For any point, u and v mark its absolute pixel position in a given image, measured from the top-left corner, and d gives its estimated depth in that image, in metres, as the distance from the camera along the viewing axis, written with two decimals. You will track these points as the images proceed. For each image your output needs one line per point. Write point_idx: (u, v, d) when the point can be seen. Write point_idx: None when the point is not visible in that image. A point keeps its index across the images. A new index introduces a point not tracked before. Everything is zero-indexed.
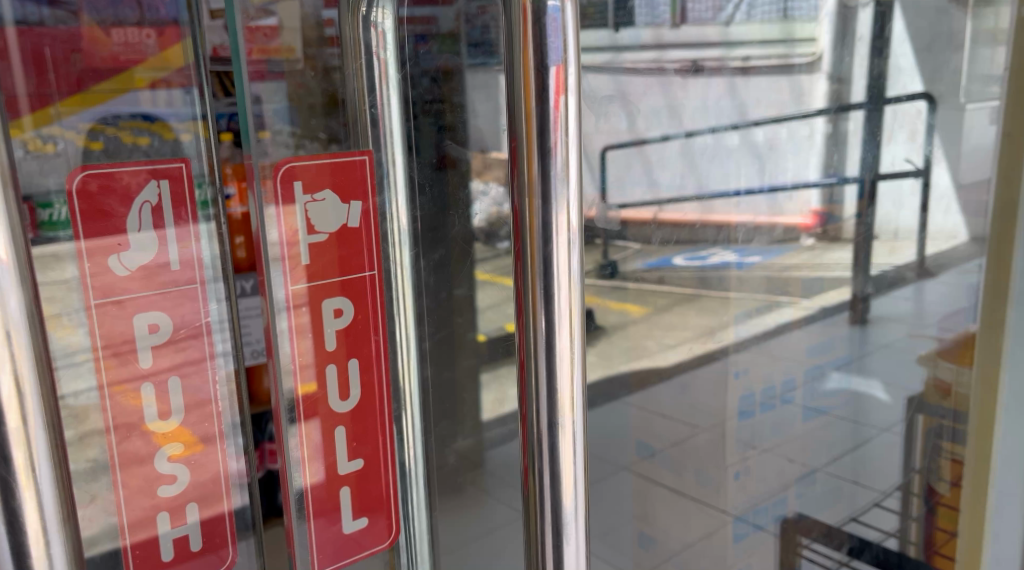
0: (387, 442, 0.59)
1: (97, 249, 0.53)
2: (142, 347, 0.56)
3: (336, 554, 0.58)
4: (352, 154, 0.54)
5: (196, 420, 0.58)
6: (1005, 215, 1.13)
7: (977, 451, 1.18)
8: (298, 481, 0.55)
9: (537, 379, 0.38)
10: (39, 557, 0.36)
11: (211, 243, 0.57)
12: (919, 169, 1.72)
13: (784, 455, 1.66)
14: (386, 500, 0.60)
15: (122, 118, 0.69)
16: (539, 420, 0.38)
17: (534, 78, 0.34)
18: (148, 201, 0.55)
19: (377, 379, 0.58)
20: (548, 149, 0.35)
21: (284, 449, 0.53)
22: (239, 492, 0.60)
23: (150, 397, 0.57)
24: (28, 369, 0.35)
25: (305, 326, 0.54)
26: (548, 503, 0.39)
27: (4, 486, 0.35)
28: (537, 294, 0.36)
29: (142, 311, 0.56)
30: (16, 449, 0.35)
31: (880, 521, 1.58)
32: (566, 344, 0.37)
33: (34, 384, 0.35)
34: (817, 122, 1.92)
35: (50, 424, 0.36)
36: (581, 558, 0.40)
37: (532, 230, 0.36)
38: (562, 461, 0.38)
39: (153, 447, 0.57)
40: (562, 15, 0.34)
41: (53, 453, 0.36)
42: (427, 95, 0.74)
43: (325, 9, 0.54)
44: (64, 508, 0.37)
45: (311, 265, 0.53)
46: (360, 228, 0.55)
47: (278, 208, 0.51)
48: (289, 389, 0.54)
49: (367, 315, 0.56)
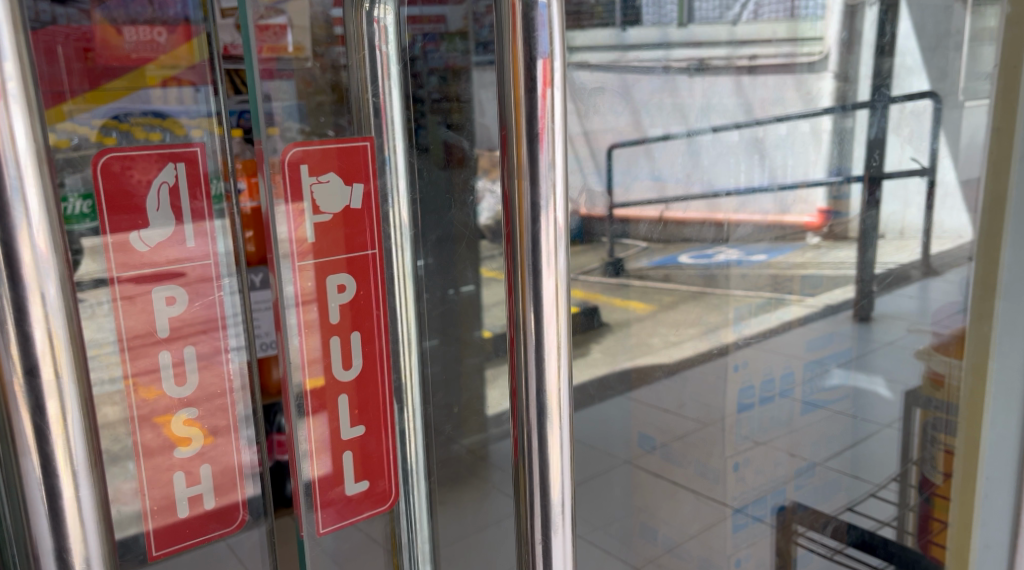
0: (388, 409, 0.63)
1: (119, 234, 0.56)
2: (161, 323, 0.60)
3: (339, 515, 0.62)
4: (353, 141, 0.56)
5: (214, 404, 0.62)
6: (994, 211, 1.12)
7: (967, 440, 1.20)
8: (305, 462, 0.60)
9: (526, 359, 0.40)
10: (70, 503, 0.33)
11: (225, 239, 0.61)
12: (924, 168, 1.78)
13: (783, 449, 1.64)
14: (387, 465, 0.64)
15: (133, 116, 0.76)
16: (529, 395, 0.41)
17: (522, 69, 0.37)
18: (166, 182, 0.58)
19: (380, 352, 0.61)
20: (535, 135, 0.38)
21: (292, 440, 0.51)
22: (251, 480, 0.65)
23: (169, 373, 0.60)
24: (64, 344, 0.32)
25: (310, 301, 0.57)
26: (535, 474, 0.41)
27: (40, 461, 0.32)
28: (525, 270, 0.39)
29: (159, 284, 0.59)
30: (53, 425, 0.32)
31: (877, 511, 1.57)
32: (554, 338, 0.40)
33: (69, 359, 0.32)
34: (824, 121, 1.88)
35: (84, 399, 0.33)
36: (568, 546, 0.42)
37: (521, 211, 0.39)
38: (549, 433, 0.41)
39: (163, 438, 0.61)
40: (548, 11, 0.37)
41: (82, 393, 0.32)
42: (434, 95, 0.78)
43: (334, 8, 0.57)
44: (93, 453, 0.33)
45: (316, 243, 0.57)
46: (362, 209, 0.58)
47: (287, 205, 0.55)
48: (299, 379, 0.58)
49: (370, 290, 0.60)
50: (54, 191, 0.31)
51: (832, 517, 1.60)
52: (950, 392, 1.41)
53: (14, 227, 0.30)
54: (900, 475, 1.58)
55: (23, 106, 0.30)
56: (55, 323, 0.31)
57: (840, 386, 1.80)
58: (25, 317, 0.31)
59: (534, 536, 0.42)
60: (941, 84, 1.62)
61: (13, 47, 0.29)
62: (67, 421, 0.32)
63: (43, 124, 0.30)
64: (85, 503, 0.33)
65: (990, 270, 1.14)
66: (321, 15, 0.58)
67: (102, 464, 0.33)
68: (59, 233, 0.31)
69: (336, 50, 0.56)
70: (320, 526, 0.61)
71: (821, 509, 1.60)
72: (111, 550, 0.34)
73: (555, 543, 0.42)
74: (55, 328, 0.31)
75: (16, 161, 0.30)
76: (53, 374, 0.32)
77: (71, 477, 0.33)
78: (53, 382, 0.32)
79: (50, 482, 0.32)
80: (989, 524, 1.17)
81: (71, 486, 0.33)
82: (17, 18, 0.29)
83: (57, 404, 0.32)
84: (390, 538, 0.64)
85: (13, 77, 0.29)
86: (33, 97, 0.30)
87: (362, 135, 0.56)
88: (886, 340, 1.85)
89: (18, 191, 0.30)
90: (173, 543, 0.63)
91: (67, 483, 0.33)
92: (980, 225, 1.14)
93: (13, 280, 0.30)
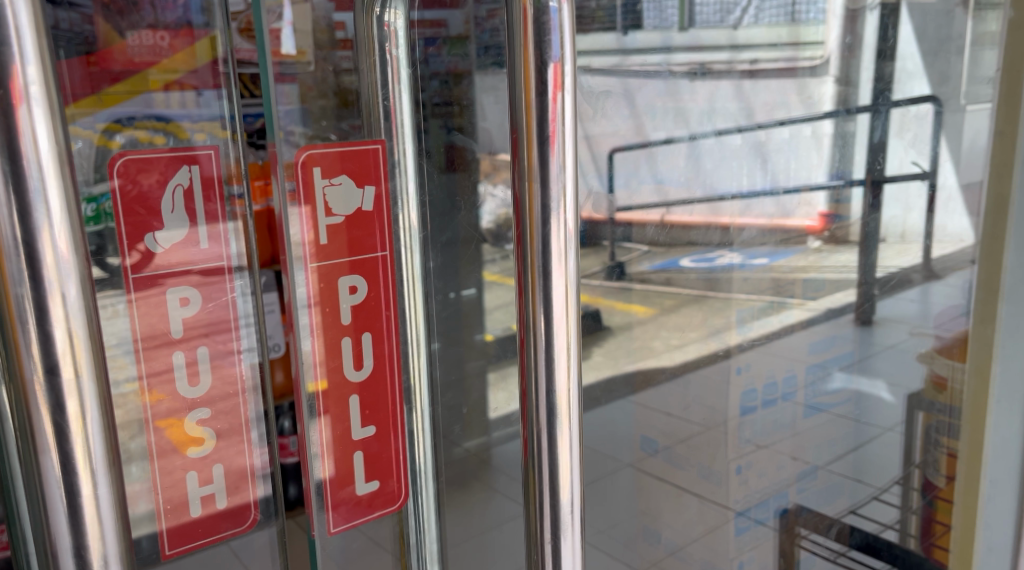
0: (398, 410, 0.63)
1: (133, 233, 0.57)
2: (174, 323, 0.61)
3: (349, 515, 0.62)
4: (365, 144, 0.56)
5: (227, 406, 0.62)
6: (997, 214, 1.12)
7: (970, 442, 1.21)
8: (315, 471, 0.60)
9: (536, 361, 0.41)
10: (89, 500, 0.33)
11: (239, 241, 0.61)
12: (926, 172, 1.76)
13: (785, 453, 1.64)
14: (395, 466, 0.64)
15: (137, 119, 0.77)
16: (538, 396, 0.41)
17: (533, 72, 0.38)
18: (181, 184, 0.59)
19: (389, 352, 0.62)
20: (546, 139, 0.38)
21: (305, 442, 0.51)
22: (262, 481, 0.64)
23: (182, 373, 0.61)
24: (85, 355, 0.32)
25: (321, 302, 0.58)
26: (545, 475, 0.42)
27: (61, 468, 0.33)
28: (536, 272, 0.40)
29: (174, 287, 0.60)
30: (75, 434, 0.32)
31: (880, 513, 1.58)
32: (563, 341, 0.40)
33: (90, 369, 0.32)
34: (824, 125, 1.89)
35: (104, 402, 0.33)
36: (576, 547, 0.43)
37: (532, 212, 0.39)
38: (558, 433, 0.41)
39: (172, 441, 0.62)
40: (559, 16, 0.37)
41: (101, 392, 0.33)
42: (436, 99, 0.78)
43: (336, 14, 0.61)
44: (111, 451, 0.34)
45: (326, 245, 0.57)
46: (372, 211, 0.58)
47: (300, 207, 0.55)
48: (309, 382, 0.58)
49: (379, 292, 0.60)
50: (75, 194, 0.31)
51: (836, 519, 1.59)
52: (952, 395, 1.41)
53: (36, 227, 0.30)
54: (902, 478, 1.60)
55: (44, 111, 0.30)
56: (74, 323, 0.32)
57: (842, 389, 1.83)
58: (46, 317, 0.31)
59: (543, 537, 0.42)
60: (942, 88, 1.62)
61: (36, 52, 0.30)
62: (86, 421, 0.33)
63: (65, 132, 0.31)
64: (103, 501, 0.33)
65: (992, 275, 1.14)
66: (323, 19, 0.62)
67: (120, 464, 0.34)
68: (80, 237, 0.32)
69: (338, 55, 0.61)
70: (331, 526, 0.61)
71: (824, 512, 1.59)
72: (129, 551, 0.34)
73: (564, 545, 0.42)
74: (74, 328, 0.32)
75: (38, 164, 0.30)
76: (73, 382, 0.32)
77: (90, 475, 0.33)
78: (72, 381, 0.32)
79: (69, 479, 0.33)
80: (993, 527, 1.17)
81: (90, 484, 0.33)
82: (39, 23, 0.30)
83: (76, 402, 0.32)
84: (399, 539, 0.67)
85: (35, 80, 0.30)
86: (55, 107, 0.31)
87: (373, 137, 0.56)
88: (888, 343, 1.90)
89: (40, 192, 0.30)
90: (185, 542, 0.63)
91: (86, 480, 0.33)
92: (982, 228, 1.14)
93: (33, 280, 0.31)
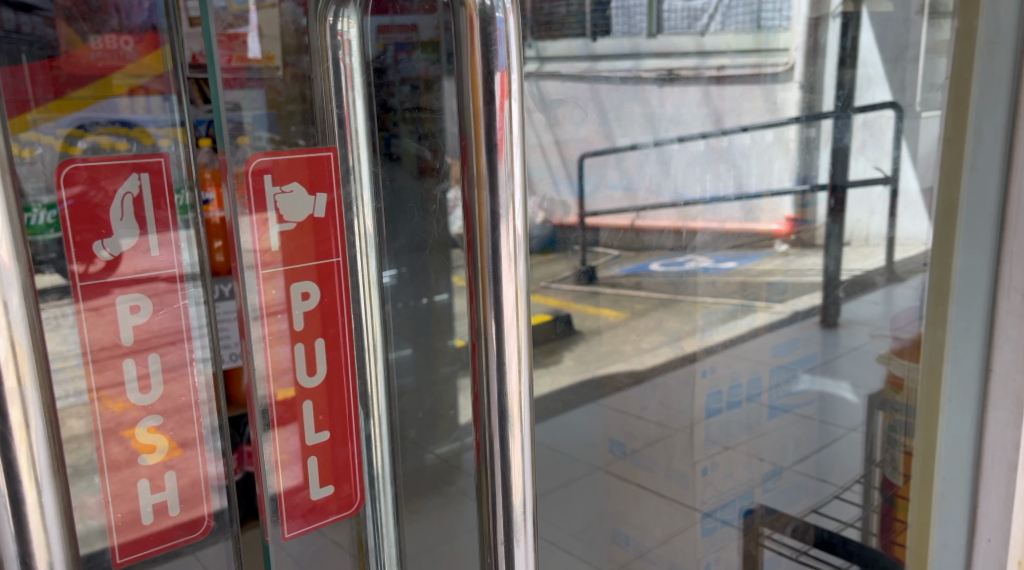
0: (353, 417, 0.64)
1: (82, 244, 0.58)
2: (124, 330, 0.61)
3: (305, 520, 0.63)
4: (318, 151, 0.58)
5: (179, 418, 0.64)
6: (948, 216, 1.15)
7: (924, 443, 1.24)
8: (274, 485, 0.61)
9: (488, 368, 0.41)
10: (33, 508, 0.36)
11: (191, 249, 0.61)
12: (887, 176, 1.82)
13: (755, 454, 1.71)
14: (352, 471, 0.65)
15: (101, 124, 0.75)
16: (490, 399, 0.42)
17: (481, 80, 0.38)
18: (129, 192, 0.59)
19: (344, 357, 0.63)
20: (494, 147, 0.39)
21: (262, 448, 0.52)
22: (216, 492, 0.68)
23: (133, 384, 0.62)
24: (28, 368, 0.35)
25: (276, 312, 0.59)
26: (499, 479, 0.42)
27: (8, 482, 0.35)
28: (487, 278, 0.41)
29: (122, 295, 0.60)
30: (20, 445, 0.35)
31: (841, 512, 1.70)
32: (514, 344, 0.41)
33: (34, 380, 0.35)
34: (790, 130, 1.83)
35: (48, 415, 0.36)
36: (529, 548, 0.44)
37: (481, 218, 0.40)
38: (510, 434, 0.42)
39: (132, 452, 0.63)
40: (505, 27, 0.38)
41: (45, 402, 0.36)
42: (406, 102, 0.77)
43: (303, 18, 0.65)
44: (55, 458, 0.36)
45: (286, 252, 0.58)
46: (326, 218, 0.59)
47: (251, 214, 0.56)
48: (265, 393, 0.59)
49: (333, 295, 0.61)
50: (16, 209, 0.34)
51: (801, 520, 1.70)
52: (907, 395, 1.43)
53: None
54: (863, 477, 1.67)
55: None
56: (17, 331, 0.35)
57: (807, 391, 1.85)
58: None
59: (497, 541, 0.43)
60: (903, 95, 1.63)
61: None
62: (30, 432, 0.35)
63: (9, 159, 0.34)
64: (48, 509, 0.36)
65: (944, 276, 1.17)
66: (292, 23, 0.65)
67: (65, 472, 0.37)
68: (22, 247, 0.34)
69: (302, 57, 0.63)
70: (286, 532, 0.62)
71: (786, 512, 1.69)
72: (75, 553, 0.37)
73: (517, 548, 0.43)
74: (17, 337, 0.35)
75: None
76: (18, 397, 0.35)
77: (34, 482, 0.36)
78: (15, 390, 0.35)
79: (14, 487, 0.35)
80: (947, 526, 1.20)
81: (35, 493, 0.36)
82: None
83: (20, 410, 0.35)
84: (356, 543, 0.65)
85: None
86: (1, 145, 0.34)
87: (325, 144, 0.57)
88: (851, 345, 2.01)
89: None
90: (136, 551, 0.64)
91: (31, 488, 0.36)
92: (935, 230, 1.18)
93: None
